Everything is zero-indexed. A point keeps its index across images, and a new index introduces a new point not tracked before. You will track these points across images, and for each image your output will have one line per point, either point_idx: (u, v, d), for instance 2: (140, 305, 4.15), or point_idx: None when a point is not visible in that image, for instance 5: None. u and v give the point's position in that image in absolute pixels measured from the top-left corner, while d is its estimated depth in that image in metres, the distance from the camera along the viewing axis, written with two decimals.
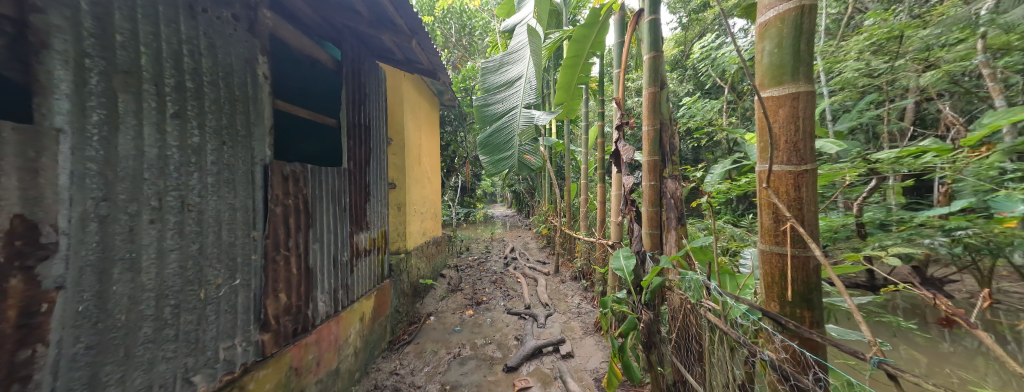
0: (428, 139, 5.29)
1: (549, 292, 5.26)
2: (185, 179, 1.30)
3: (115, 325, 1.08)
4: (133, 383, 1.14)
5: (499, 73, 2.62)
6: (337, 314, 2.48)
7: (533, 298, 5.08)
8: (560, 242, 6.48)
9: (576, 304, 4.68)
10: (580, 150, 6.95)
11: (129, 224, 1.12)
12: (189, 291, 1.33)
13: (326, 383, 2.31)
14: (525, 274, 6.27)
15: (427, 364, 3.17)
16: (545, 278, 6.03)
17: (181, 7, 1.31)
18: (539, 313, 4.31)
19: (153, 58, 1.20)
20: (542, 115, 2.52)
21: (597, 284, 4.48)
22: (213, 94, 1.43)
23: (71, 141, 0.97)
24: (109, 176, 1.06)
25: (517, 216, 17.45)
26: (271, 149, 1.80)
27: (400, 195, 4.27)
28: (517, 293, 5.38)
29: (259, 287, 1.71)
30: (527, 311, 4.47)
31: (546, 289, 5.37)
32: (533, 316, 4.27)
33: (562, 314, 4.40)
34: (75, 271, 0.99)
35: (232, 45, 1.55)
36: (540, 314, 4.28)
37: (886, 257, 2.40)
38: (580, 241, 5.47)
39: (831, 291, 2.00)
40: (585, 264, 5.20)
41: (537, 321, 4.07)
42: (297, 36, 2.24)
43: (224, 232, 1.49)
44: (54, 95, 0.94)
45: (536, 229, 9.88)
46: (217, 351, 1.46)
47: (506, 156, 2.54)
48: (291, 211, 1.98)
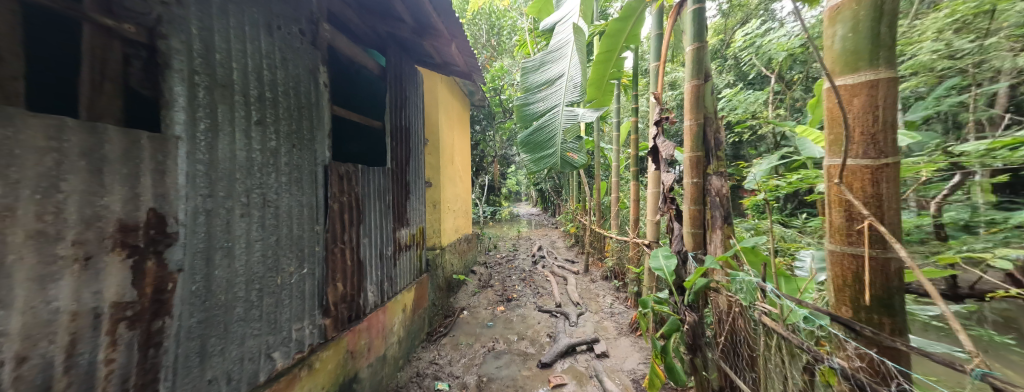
0: (460, 139, 5.45)
1: (579, 290, 5.25)
2: (265, 178, 1.47)
3: (217, 304, 1.26)
4: (230, 354, 1.32)
5: (539, 72, 2.67)
6: (384, 304, 2.66)
7: (564, 297, 5.06)
8: (590, 241, 6.39)
9: (609, 304, 4.61)
10: (610, 147, 6.83)
11: (227, 218, 1.29)
12: (270, 277, 1.51)
13: (375, 367, 2.50)
14: (555, 272, 6.29)
15: (464, 356, 3.30)
16: (575, 277, 5.98)
17: (262, 26, 1.48)
18: (571, 312, 4.30)
19: (241, 72, 1.37)
20: (585, 112, 2.49)
21: (630, 284, 4.38)
22: (286, 102, 1.61)
23: (187, 146, 1.14)
24: (213, 176, 1.24)
25: (543, 215, 17.38)
26: (330, 151, 1.96)
27: (435, 193, 4.44)
28: (547, 291, 5.40)
29: (322, 276, 1.88)
30: (558, 308, 4.48)
31: (576, 288, 5.33)
32: (564, 314, 4.27)
33: (594, 313, 4.35)
34: (190, 256, 1.16)
35: (299, 58, 1.71)
36: (571, 312, 4.27)
37: (993, 259, 2.06)
38: (611, 240, 5.40)
39: (918, 297, 1.78)
40: (617, 264, 5.12)
41: (569, 320, 4.07)
42: (350, 46, 2.41)
43: (295, 225, 1.66)
44: (174, 108, 1.11)
45: (565, 228, 9.81)
46: (288, 332, 1.63)
47: (548, 154, 2.46)
48: (346, 208, 2.15)
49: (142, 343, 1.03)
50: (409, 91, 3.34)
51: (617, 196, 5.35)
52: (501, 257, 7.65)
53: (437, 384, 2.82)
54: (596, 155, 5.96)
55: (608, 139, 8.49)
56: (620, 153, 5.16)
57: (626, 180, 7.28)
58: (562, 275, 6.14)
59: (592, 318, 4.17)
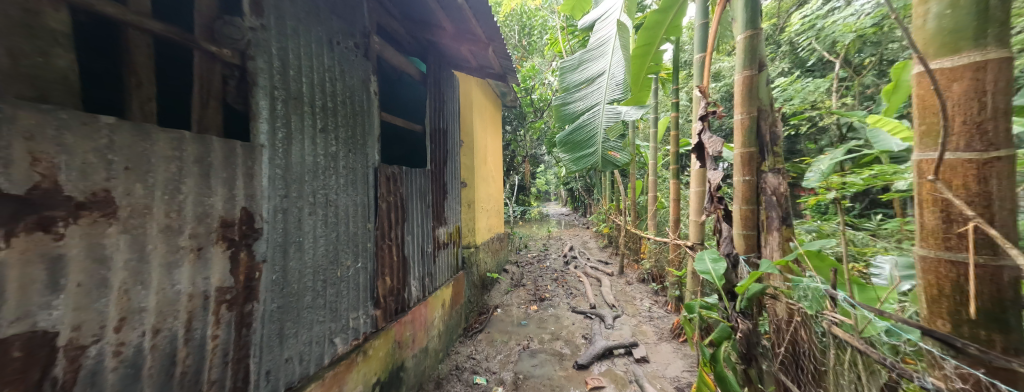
0: (492, 139, 5.55)
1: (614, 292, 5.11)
2: (328, 180, 1.63)
3: (291, 291, 1.43)
4: (301, 337, 1.49)
5: (579, 71, 2.68)
6: (425, 298, 2.80)
7: (599, 299, 4.96)
8: (626, 241, 6.18)
9: (647, 307, 4.44)
10: (647, 144, 6.54)
11: (298, 215, 1.46)
12: (332, 270, 1.67)
13: (419, 358, 2.65)
14: (588, 273, 6.17)
15: (500, 353, 3.36)
16: (609, 278, 5.83)
17: (324, 43, 1.65)
18: (606, 314, 4.20)
19: (309, 85, 1.53)
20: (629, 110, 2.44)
21: (670, 288, 4.19)
22: (344, 110, 1.76)
23: (268, 153, 1.31)
24: (288, 178, 1.40)
25: (574, 215, 17.09)
26: (379, 154, 2.10)
27: (470, 193, 4.56)
28: (580, 292, 5.33)
29: (373, 270, 2.04)
30: (593, 310, 4.40)
31: (611, 290, 5.20)
32: (600, 316, 4.18)
33: (632, 317, 4.21)
34: (272, 249, 1.33)
35: (354, 69, 1.87)
36: (607, 314, 4.18)
37: None
38: (648, 241, 5.19)
39: None
40: (656, 266, 4.90)
41: (605, 322, 3.98)
42: (396, 55, 2.56)
43: (352, 223, 1.82)
44: (259, 119, 1.28)
45: (598, 228, 9.57)
46: (346, 321, 1.79)
47: (588, 154, 2.44)
48: (393, 207, 2.30)
49: (238, 322, 1.21)
50: (446, 94, 3.47)
51: (654, 195, 5.13)
52: (532, 257, 7.65)
53: (475, 378, 2.91)
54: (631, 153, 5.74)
55: (643, 136, 8.14)
56: (657, 151, 4.92)
57: (664, 179, 6.94)
58: (595, 276, 6.01)
59: (630, 321, 4.04)
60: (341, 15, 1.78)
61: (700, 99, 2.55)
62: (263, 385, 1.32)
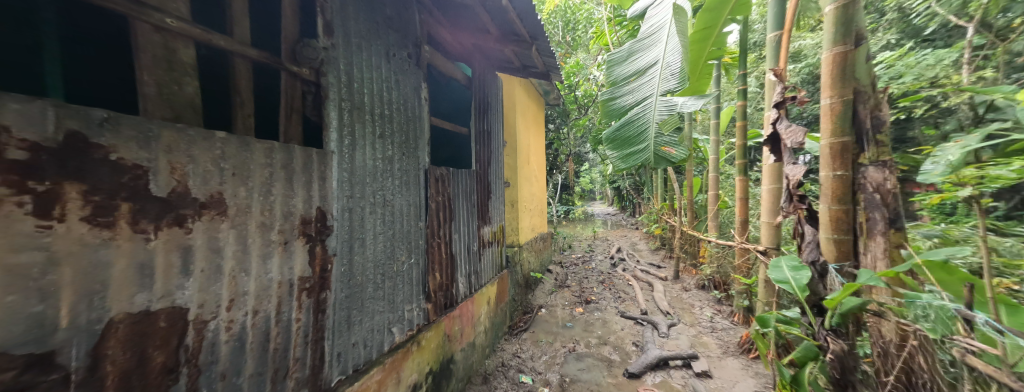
0: (535, 139, 5.54)
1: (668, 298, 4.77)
2: (385, 182, 1.77)
3: (356, 283, 1.58)
4: (364, 325, 1.64)
5: (628, 63, 2.55)
6: (472, 295, 2.90)
7: (651, 305, 4.67)
8: (681, 244, 5.72)
9: (707, 317, 4.06)
10: (706, 137, 5.97)
11: (361, 214, 1.60)
12: (389, 265, 1.81)
13: (466, 352, 2.76)
14: (639, 277, 5.85)
15: (545, 353, 3.35)
16: (663, 283, 5.46)
17: (382, 56, 1.79)
18: (660, 321, 3.94)
19: (369, 95, 1.68)
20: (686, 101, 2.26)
21: (737, 297, 3.77)
22: (399, 116, 1.90)
23: (338, 158, 1.46)
24: (353, 180, 1.55)
25: (622, 214, 16.33)
26: (429, 156, 2.22)
27: (514, 192, 4.58)
28: (629, 296, 5.08)
29: (425, 266, 2.16)
30: (644, 317, 4.15)
31: (665, 295, 4.86)
32: (653, 323, 3.93)
33: (690, 326, 3.88)
34: (341, 244, 1.49)
35: (407, 78, 2.00)
36: (661, 322, 3.91)
37: None
38: (707, 244, 4.74)
39: None
40: (718, 272, 4.46)
41: (659, 330, 3.73)
42: (444, 62, 2.69)
43: (406, 222, 1.95)
44: (330, 129, 1.44)
45: (649, 229, 9.01)
46: (402, 312, 1.93)
47: (639, 150, 2.31)
48: (441, 207, 2.41)
49: (315, 308, 1.37)
50: (490, 96, 3.55)
51: (715, 193, 4.67)
52: (577, 257, 7.47)
53: (521, 376, 2.93)
54: (688, 148, 5.28)
55: (702, 129, 7.44)
56: (719, 144, 4.46)
57: (729, 175, 6.26)
58: (647, 280, 5.66)
59: (688, 332, 3.72)
60: (396, 29, 1.92)
61: (774, 84, 2.26)
62: (336, 365, 1.48)
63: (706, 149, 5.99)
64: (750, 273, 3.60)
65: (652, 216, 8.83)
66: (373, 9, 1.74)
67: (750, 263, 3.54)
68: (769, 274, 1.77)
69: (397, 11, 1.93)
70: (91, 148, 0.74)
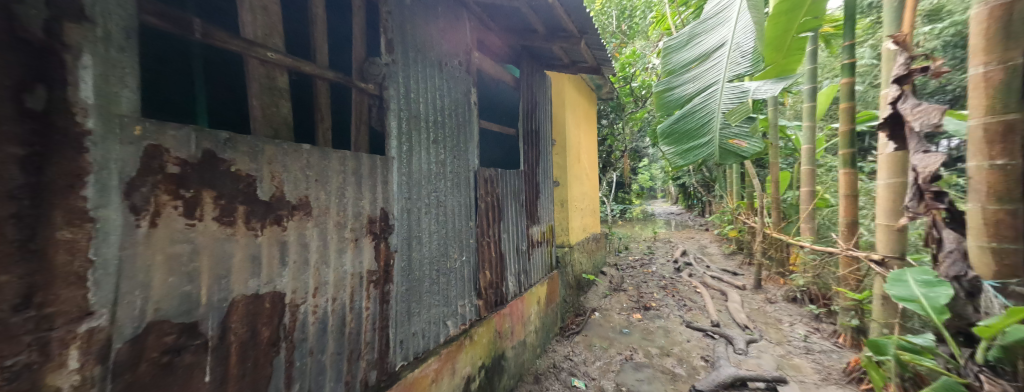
0: (586, 136, 5.41)
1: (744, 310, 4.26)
2: (439, 184, 1.90)
3: (414, 277, 1.73)
4: (422, 316, 1.79)
5: (690, 48, 2.42)
6: (522, 294, 2.95)
7: (724, 316, 4.24)
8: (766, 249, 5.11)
9: (799, 335, 3.57)
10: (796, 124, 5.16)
11: (418, 214, 1.75)
12: (443, 261, 1.94)
13: (517, 350, 2.83)
14: (710, 284, 5.36)
15: (599, 359, 3.26)
16: (740, 293, 4.93)
17: (435, 65, 1.93)
18: (736, 336, 3.56)
19: (424, 103, 1.82)
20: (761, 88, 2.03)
21: (845, 315, 3.23)
22: (450, 121, 2.03)
23: (397, 163, 1.62)
24: (410, 183, 1.70)
25: (687, 215, 14.99)
26: (478, 158, 2.32)
27: (563, 191, 4.50)
28: (696, 305, 4.68)
29: (475, 263, 2.27)
30: (715, 329, 3.79)
31: (742, 307, 4.38)
32: (726, 338, 3.58)
33: (776, 344, 3.45)
34: (401, 241, 1.64)
35: (457, 84, 2.13)
36: (737, 337, 3.53)
37: None
38: (803, 249, 4.23)
39: None
40: (821, 285, 3.95)
41: (734, 345, 3.39)
42: (493, 65, 2.79)
43: (457, 222, 2.07)
44: (391, 137, 1.60)
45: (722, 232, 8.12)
46: (455, 307, 2.06)
47: (703, 144, 2.10)
48: (491, 207, 2.50)
49: (381, 298, 1.54)
50: (538, 96, 3.57)
51: (811, 189, 4.07)
52: (635, 260, 7.07)
53: (573, 380, 2.90)
54: (773, 137, 4.63)
55: (791, 115, 6.45)
56: (815, 131, 3.87)
57: (829, 168, 5.29)
58: (721, 289, 5.11)
59: (774, 351, 3.29)
60: (449, 39, 2.06)
61: (895, 54, 2.01)
62: (399, 351, 1.65)
63: (798, 139, 5.18)
64: (862, 285, 3.09)
65: (725, 217, 7.94)
66: (428, 23, 1.89)
67: (860, 273, 3.05)
68: (894, 292, 1.86)
69: (448, 22, 2.07)
70: (218, 162, 0.95)
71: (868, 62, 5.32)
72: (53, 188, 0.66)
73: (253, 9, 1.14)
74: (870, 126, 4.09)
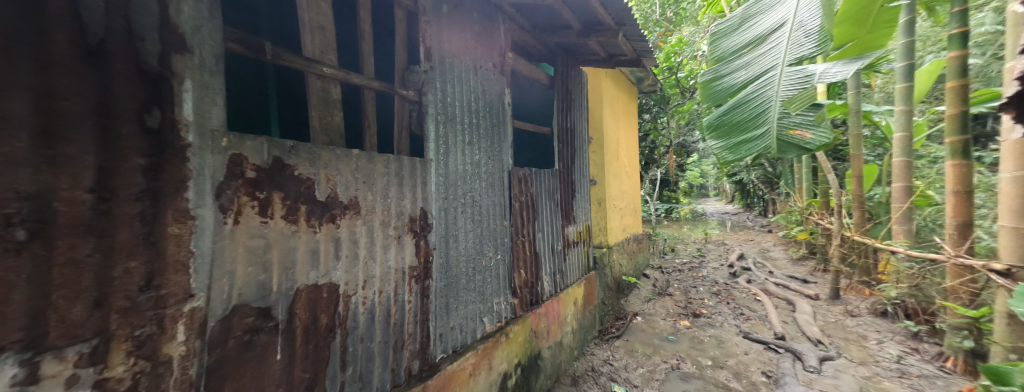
0: (626, 132, 5.22)
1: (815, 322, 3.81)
2: (474, 184, 1.98)
3: (452, 273, 1.82)
4: (459, 312, 1.87)
5: (742, 32, 2.28)
6: (557, 294, 2.94)
7: (789, 328, 3.85)
8: (844, 256, 4.53)
9: (887, 354, 3.17)
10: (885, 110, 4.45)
11: (454, 213, 1.83)
12: (478, 259, 2.01)
13: (553, 350, 2.83)
14: (773, 293, 4.91)
15: (641, 366, 3.14)
16: (811, 304, 4.47)
17: (470, 70, 2.00)
18: (806, 351, 3.24)
19: (459, 107, 1.90)
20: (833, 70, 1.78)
21: (954, 335, 2.73)
22: (483, 123, 2.09)
23: (435, 165, 1.71)
24: (447, 183, 1.79)
25: (744, 215, 13.70)
26: (512, 158, 2.36)
27: (601, 190, 4.37)
28: (756, 314, 4.30)
29: (510, 262, 2.31)
30: (780, 342, 3.46)
31: (815, 319, 3.96)
32: (796, 352, 3.26)
33: (858, 363, 3.07)
34: (439, 239, 1.74)
35: (491, 86, 2.18)
36: (807, 353, 3.20)
37: None
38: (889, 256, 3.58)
39: None
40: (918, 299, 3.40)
41: (805, 362, 3.07)
42: (527, 65, 2.80)
43: (492, 221, 2.13)
44: (428, 140, 1.70)
45: (787, 234, 7.31)
46: (491, 304, 2.12)
47: (757, 135, 1.92)
48: (525, 207, 2.53)
49: (422, 292, 1.65)
50: (573, 93, 3.52)
51: (907, 185, 3.47)
52: (682, 263, 6.66)
53: (613, 385, 2.83)
54: (853, 126, 4.03)
55: (879, 99, 5.57)
56: (912, 116, 3.34)
57: (933, 160, 4.48)
58: (788, 300, 4.64)
59: (858, 372, 2.91)
60: (484, 42, 2.13)
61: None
62: (439, 344, 1.74)
63: (889, 126, 4.55)
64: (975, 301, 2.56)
65: (793, 218, 7.08)
66: (464, 29, 1.97)
67: (975, 286, 2.54)
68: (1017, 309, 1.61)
69: (483, 25, 2.13)
70: (285, 168, 1.09)
71: (991, 29, 4.03)
72: (165, 192, 0.82)
73: (312, 31, 1.28)
74: (991, 107, 3.46)
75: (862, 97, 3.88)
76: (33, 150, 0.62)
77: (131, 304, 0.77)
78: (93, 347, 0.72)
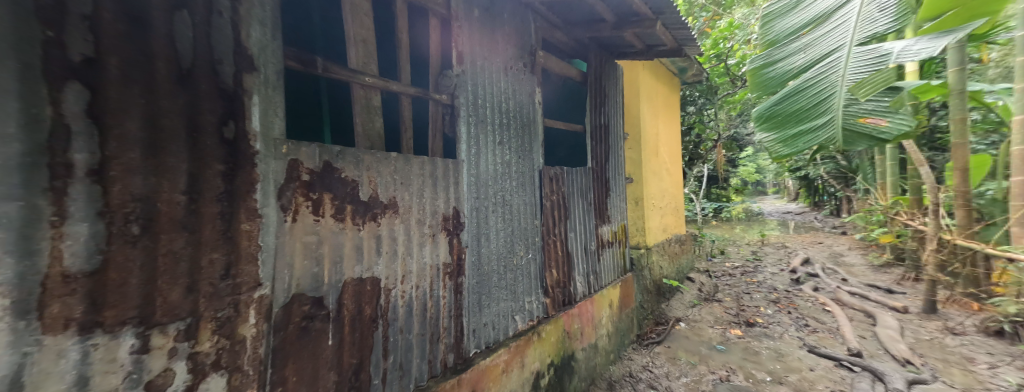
0: (666, 127, 4.96)
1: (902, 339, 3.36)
2: (505, 184, 2.02)
3: (484, 271, 1.88)
4: (491, 309, 1.93)
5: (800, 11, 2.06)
6: (591, 295, 2.90)
7: (864, 344, 3.43)
8: (939, 262, 3.88)
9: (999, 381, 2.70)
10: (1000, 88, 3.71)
11: (486, 212, 1.89)
12: (510, 258, 2.04)
13: (588, 353, 2.79)
14: (848, 303, 4.38)
15: (684, 374, 2.98)
16: (895, 317, 3.94)
17: (500, 71, 2.04)
18: (888, 370, 2.86)
19: (490, 108, 1.95)
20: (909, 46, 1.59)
21: None
22: (514, 123, 2.12)
23: (467, 166, 1.78)
24: (479, 183, 1.85)
25: (811, 216, 12.25)
26: (543, 157, 2.36)
27: (638, 189, 4.20)
28: (825, 327, 3.88)
29: (541, 261, 2.32)
30: (854, 359, 3.09)
31: (905, 335, 3.48)
32: (875, 370, 2.89)
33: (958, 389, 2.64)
34: (471, 237, 1.80)
35: (521, 86, 2.21)
36: (891, 373, 2.80)
37: None
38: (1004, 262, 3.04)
39: None
40: None
41: (884, 382, 2.72)
42: (558, 62, 2.79)
43: (523, 221, 2.15)
44: (461, 142, 1.77)
45: (867, 237, 6.41)
46: (523, 302, 2.15)
47: (819, 124, 1.66)
48: (556, 206, 2.52)
49: (456, 288, 1.72)
50: (607, 88, 3.43)
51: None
52: (733, 267, 6.17)
53: None
54: (954, 109, 3.41)
55: (991, 77, 4.66)
56: None
57: None
58: (868, 312, 4.08)
59: None
60: (514, 43, 2.16)
61: None
62: (473, 339, 1.81)
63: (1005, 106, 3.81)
64: None
65: (873, 219, 6.18)
66: (495, 31, 2.02)
67: None
68: None
69: (513, 26, 2.16)
70: (334, 171, 1.20)
71: None
72: (239, 194, 0.95)
73: (356, 44, 1.40)
74: None
75: (965, 74, 3.28)
76: (143, 160, 0.77)
77: (214, 290, 0.91)
78: (186, 325, 0.86)
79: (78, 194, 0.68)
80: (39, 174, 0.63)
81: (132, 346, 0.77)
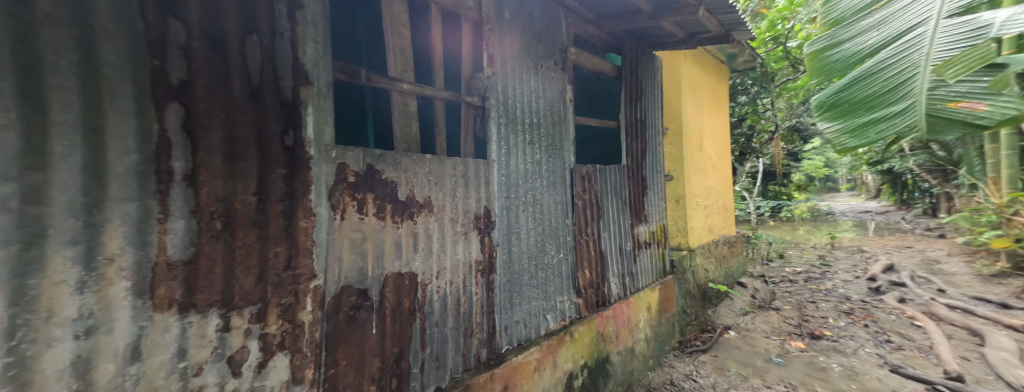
0: (711, 120, 4.63)
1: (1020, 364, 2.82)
2: (535, 184, 2.04)
3: (515, 269, 1.91)
4: (523, 307, 1.96)
5: None
6: (627, 297, 2.81)
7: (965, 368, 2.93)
8: None
9: None
10: None
11: (516, 211, 1.92)
12: (540, 257, 2.06)
13: (624, 356, 2.72)
14: (951, 319, 3.73)
15: (733, 386, 2.78)
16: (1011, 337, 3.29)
17: (530, 70, 2.06)
18: None
19: (520, 108, 1.98)
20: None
21: None
22: (543, 122, 2.12)
23: (498, 166, 1.82)
24: (509, 182, 1.89)
25: (897, 217, 10.59)
26: (574, 155, 2.34)
27: (679, 187, 3.98)
28: (915, 344, 3.39)
29: (573, 261, 2.31)
30: (948, 382, 2.67)
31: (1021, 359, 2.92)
32: None
33: None
34: (502, 234, 1.85)
35: (551, 84, 2.21)
36: None
37: None
38: None
39: None
40: None
41: None
42: (590, 58, 2.74)
43: (553, 220, 2.15)
44: (492, 143, 1.82)
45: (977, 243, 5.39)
46: (554, 302, 2.15)
47: (907, 106, 1.14)
48: (588, 205, 2.49)
49: (488, 285, 1.78)
50: (643, 81, 3.30)
51: None
52: (794, 272, 5.58)
53: None
54: None
55: None
56: None
57: None
58: (974, 331, 3.46)
59: None
60: (544, 41, 2.17)
61: None
62: (505, 335, 1.86)
63: None
64: None
65: (981, 220, 5.20)
66: (525, 31, 2.04)
67: None
68: None
69: (543, 25, 2.17)
70: (375, 173, 1.31)
71: None
72: (297, 195, 1.08)
73: (394, 54, 1.50)
74: None
75: None
76: (223, 166, 0.90)
77: (279, 279, 1.04)
78: (257, 309, 1.00)
79: (177, 196, 0.82)
80: (150, 180, 0.77)
81: (217, 325, 0.91)
